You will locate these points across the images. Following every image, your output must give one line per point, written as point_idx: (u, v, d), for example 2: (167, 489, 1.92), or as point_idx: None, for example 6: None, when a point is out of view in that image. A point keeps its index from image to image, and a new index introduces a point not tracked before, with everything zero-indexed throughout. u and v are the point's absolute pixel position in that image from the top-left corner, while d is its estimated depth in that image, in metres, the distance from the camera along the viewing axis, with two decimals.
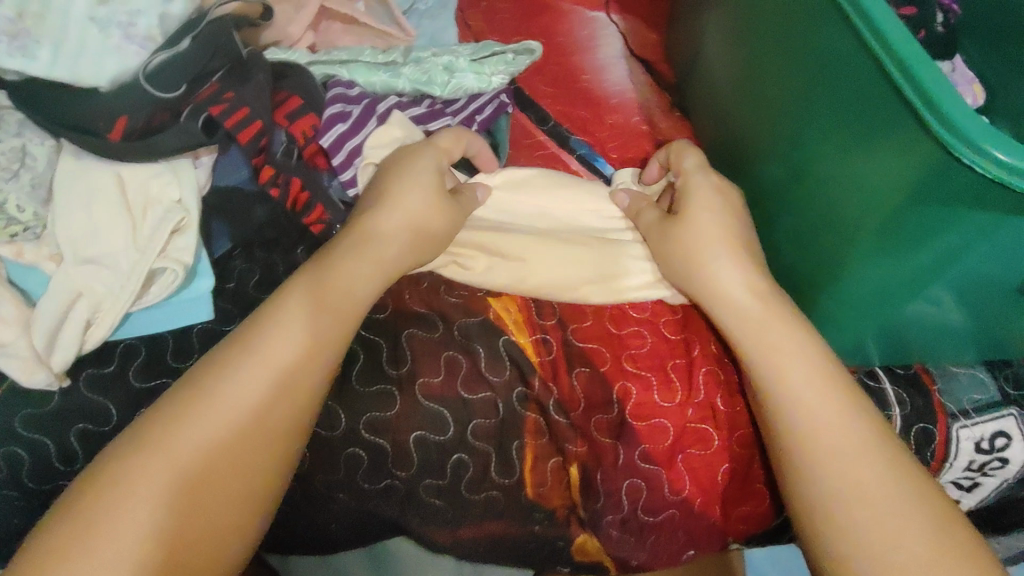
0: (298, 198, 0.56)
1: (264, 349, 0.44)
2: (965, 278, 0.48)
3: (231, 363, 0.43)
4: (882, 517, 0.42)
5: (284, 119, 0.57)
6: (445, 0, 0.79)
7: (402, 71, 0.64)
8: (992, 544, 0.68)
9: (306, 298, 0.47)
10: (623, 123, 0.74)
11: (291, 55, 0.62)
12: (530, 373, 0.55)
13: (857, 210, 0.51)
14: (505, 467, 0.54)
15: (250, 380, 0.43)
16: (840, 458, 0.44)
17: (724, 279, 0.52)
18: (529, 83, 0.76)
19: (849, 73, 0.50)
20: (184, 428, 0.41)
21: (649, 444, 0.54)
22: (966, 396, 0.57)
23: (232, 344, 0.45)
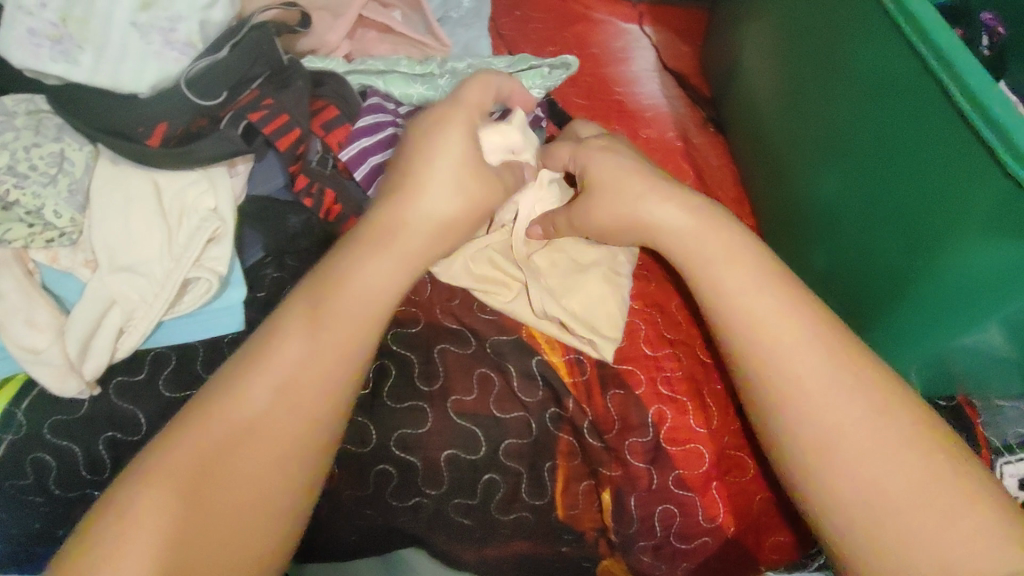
0: (331, 208, 0.55)
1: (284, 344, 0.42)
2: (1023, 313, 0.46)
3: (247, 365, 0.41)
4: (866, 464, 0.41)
5: (321, 129, 0.56)
6: (480, 9, 0.78)
7: (438, 82, 0.63)
8: None
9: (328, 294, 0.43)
10: (657, 137, 0.73)
11: (328, 64, 0.62)
12: (565, 395, 0.54)
13: (910, 232, 0.50)
14: (537, 489, 0.53)
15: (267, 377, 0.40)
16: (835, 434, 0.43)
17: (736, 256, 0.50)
18: (562, 95, 0.75)
19: (908, 97, 0.49)
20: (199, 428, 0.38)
21: (685, 468, 0.53)
22: (1012, 430, 0.55)
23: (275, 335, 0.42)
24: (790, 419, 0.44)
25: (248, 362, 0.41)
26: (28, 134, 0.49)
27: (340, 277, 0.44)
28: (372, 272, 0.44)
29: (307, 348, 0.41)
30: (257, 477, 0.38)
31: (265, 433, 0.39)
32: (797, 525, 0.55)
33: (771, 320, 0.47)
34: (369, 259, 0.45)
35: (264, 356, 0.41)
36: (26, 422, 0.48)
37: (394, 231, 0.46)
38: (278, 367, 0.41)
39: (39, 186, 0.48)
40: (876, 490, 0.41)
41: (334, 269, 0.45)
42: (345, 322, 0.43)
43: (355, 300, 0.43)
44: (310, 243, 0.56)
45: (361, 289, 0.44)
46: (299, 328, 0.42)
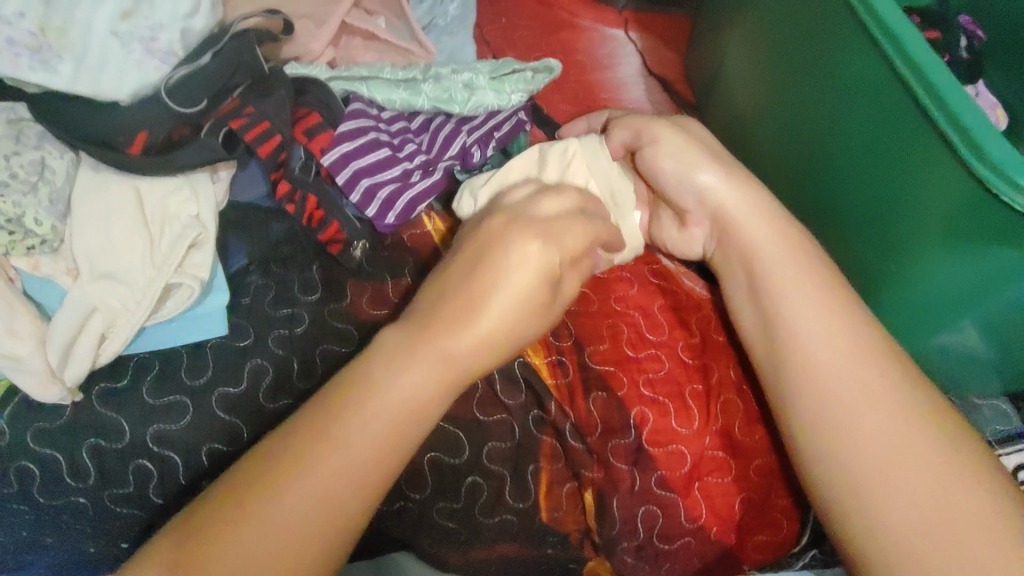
0: (314, 215, 0.55)
1: (308, 453, 0.38)
2: (995, 313, 0.47)
3: (266, 470, 0.37)
4: (891, 467, 0.42)
5: (303, 136, 0.56)
6: (464, 16, 0.79)
7: (421, 88, 0.65)
8: None
9: (370, 397, 0.40)
10: None
11: (311, 71, 0.62)
12: (547, 398, 0.54)
13: (892, 235, 0.50)
14: (520, 491, 0.53)
15: (292, 496, 0.37)
16: (870, 436, 0.43)
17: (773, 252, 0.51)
18: (547, 101, 0.76)
19: (885, 97, 0.49)
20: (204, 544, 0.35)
21: (666, 470, 0.53)
22: (990, 427, 0.55)
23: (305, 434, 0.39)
24: (818, 412, 0.46)
25: (284, 442, 0.38)
26: (9, 143, 0.49)
27: (412, 361, 0.41)
28: (411, 377, 0.41)
29: (348, 442, 0.38)
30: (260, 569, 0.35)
31: (283, 519, 0.36)
32: (777, 524, 0.55)
33: (820, 317, 0.48)
34: (414, 357, 0.41)
35: (307, 437, 0.38)
36: (8, 430, 0.48)
37: (461, 329, 0.42)
38: (314, 455, 0.38)
39: (19, 194, 0.48)
40: (907, 497, 0.41)
41: (408, 348, 0.41)
42: (386, 420, 0.39)
43: (393, 407, 0.40)
44: (294, 250, 0.57)
45: (401, 398, 0.40)
46: (347, 416, 0.39)
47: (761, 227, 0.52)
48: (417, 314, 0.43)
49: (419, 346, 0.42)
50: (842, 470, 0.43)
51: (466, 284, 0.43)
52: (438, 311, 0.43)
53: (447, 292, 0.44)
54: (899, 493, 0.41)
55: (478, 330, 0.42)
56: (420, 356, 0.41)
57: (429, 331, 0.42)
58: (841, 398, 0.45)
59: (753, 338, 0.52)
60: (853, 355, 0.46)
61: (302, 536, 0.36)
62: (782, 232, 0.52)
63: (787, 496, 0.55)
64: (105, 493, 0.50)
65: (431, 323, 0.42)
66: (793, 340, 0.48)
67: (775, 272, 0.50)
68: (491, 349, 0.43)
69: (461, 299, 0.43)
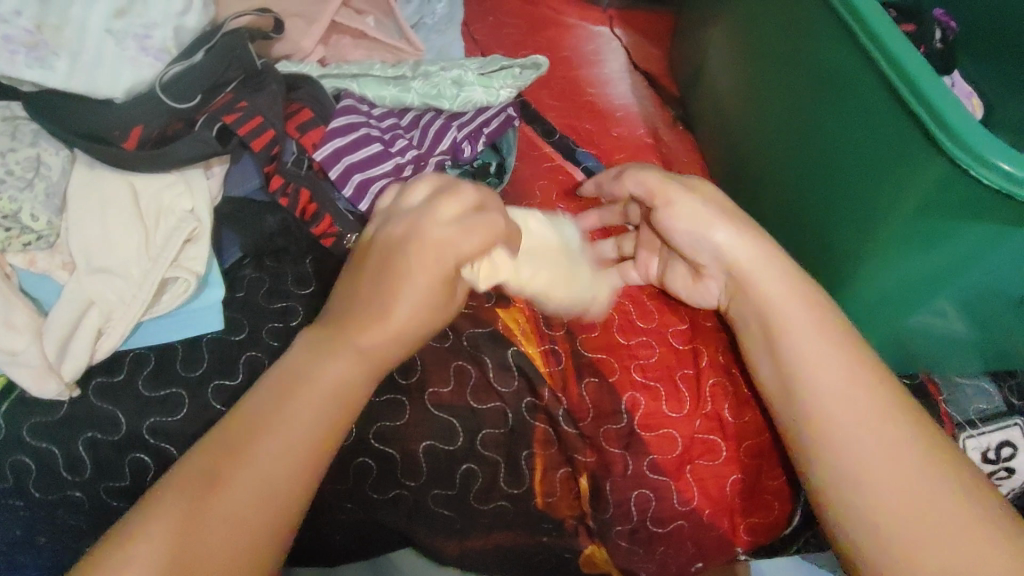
0: (307, 208, 0.56)
1: (245, 422, 0.40)
2: (971, 289, 0.49)
3: (220, 443, 0.39)
4: (893, 499, 0.43)
5: (295, 130, 0.57)
6: (452, 16, 0.81)
7: (411, 85, 0.66)
8: None
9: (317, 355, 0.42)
10: (628, 135, 0.75)
11: (302, 68, 0.63)
12: (540, 384, 0.55)
13: (876, 241, 0.51)
14: (515, 476, 0.54)
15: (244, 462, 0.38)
16: (874, 468, 0.44)
17: (769, 280, 0.51)
18: (535, 97, 0.78)
19: (870, 115, 0.50)
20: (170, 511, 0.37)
21: (658, 454, 0.54)
22: (972, 406, 0.56)
23: (250, 407, 0.40)
24: (821, 444, 0.46)
25: (214, 447, 0.39)
26: (4, 139, 0.50)
27: (316, 364, 0.41)
28: (326, 375, 0.41)
29: (287, 413, 0.40)
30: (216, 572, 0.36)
31: (231, 521, 0.37)
32: (770, 505, 0.56)
33: (822, 345, 0.48)
34: (325, 361, 0.41)
35: (250, 412, 0.40)
36: (4, 425, 0.49)
37: (370, 331, 0.42)
38: (244, 457, 0.39)
39: (15, 190, 0.48)
40: (906, 527, 0.42)
41: (315, 351, 0.42)
42: (316, 405, 0.40)
43: (308, 405, 0.40)
44: (287, 242, 0.57)
45: (317, 392, 0.41)
46: (265, 416, 0.40)
47: (775, 277, 0.51)
48: (327, 320, 0.44)
49: (315, 343, 0.42)
50: (867, 517, 0.43)
51: (366, 288, 0.43)
52: (353, 314, 0.43)
53: (358, 289, 0.43)
54: (889, 514, 0.43)
55: (378, 334, 0.43)
56: (335, 355, 0.42)
57: (340, 334, 0.42)
58: (844, 431, 0.46)
59: (769, 385, 0.51)
60: (853, 388, 0.47)
61: (248, 537, 0.37)
62: (762, 239, 0.53)
63: (778, 478, 0.56)
64: (102, 487, 0.50)
65: (338, 325, 0.43)
66: (818, 400, 0.47)
67: (769, 293, 0.51)
68: (399, 344, 0.44)
69: (370, 298, 0.43)
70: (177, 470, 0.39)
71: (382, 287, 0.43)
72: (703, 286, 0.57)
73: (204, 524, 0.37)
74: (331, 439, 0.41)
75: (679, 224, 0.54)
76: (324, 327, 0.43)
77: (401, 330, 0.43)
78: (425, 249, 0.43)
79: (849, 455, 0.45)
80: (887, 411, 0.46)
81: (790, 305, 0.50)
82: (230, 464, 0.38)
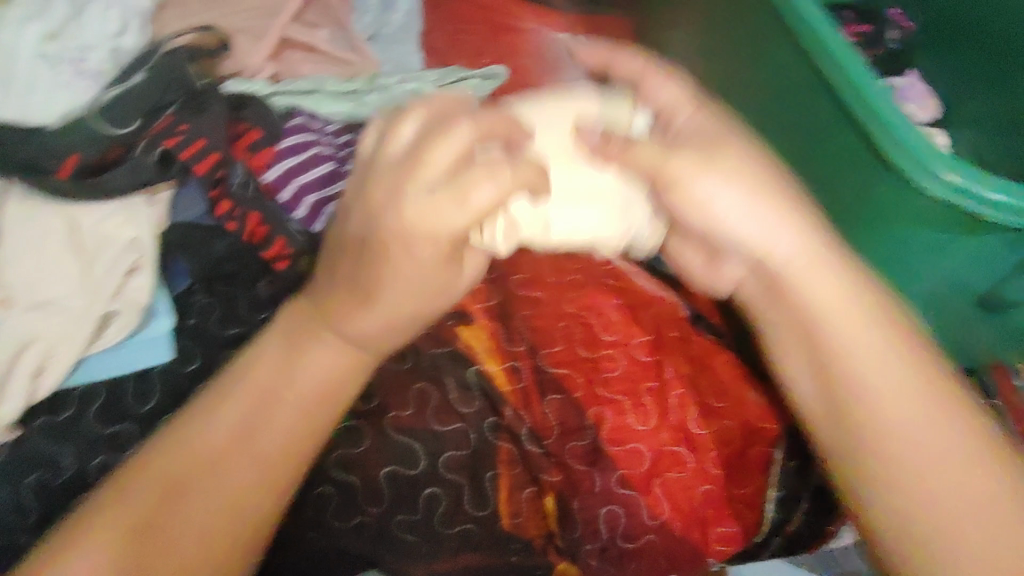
0: (255, 232, 0.54)
1: (234, 399, 0.42)
2: None
3: (208, 414, 0.42)
4: (944, 473, 0.42)
5: (243, 153, 0.56)
6: (410, 26, 0.80)
7: (366, 100, 0.65)
8: None
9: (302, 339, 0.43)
10: None
11: (251, 86, 0.61)
12: (501, 404, 0.54)
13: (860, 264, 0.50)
14: (480, 498, 0.53)
15: (229, 435, 0.41)
16: (916, 440, 0.43)
17: (795, 257, 0.47)
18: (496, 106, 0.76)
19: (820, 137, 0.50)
20: (158, 469, 0.40)
21: (625, 468, 0.53)
22: None
23: (237, 380, 0.42)
24: (864, 428, 0.44)
25: (210, 411, 0.42)
26: None
27: (316, 362, 0.43)
28: (313, 373, 0.43)
29: (276, 395, 0.42)
30: (184, 547, 0.38)
31: (204, 499, 0.40)
32: (740, 515, 0.55)
33: (854, 321, 0.46)
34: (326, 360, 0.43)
35: (231, 394, 0.42)
36: None
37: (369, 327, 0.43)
38: (222, 429, 0.41)
39: None
40: (952, 504, 0.41)
41: (306, 338, 0.43)
42: (305, 390, 0.43)
43: (297, 392, 0.42)
44: (238, 268, 0.55)
45: (306, 388, 0.43)
46: (268, 393, 0.42)
47: (821, 282, 0.46)
48: (326, 301, 0.43)
49: (295, 336, 0.44)
50: (907, 503, 0.42)
51: (364, 262, 0.41)
52: (349, 289, 0.42)
53: (346, 278, 0.42)
54: (939, 490, 0.42)
55: (362, 326, 0.43)
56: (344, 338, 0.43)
57: (323, 328, 0.43)
58: (880, 408, 0.44)
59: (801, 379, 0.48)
60: (890, 361, 0.45)
61: (216, 514, 0.40)
62: (819, 235, 0.48)
63: (748, 488, 0.55)
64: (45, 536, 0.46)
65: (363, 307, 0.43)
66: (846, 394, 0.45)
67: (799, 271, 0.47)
68: (401, 333, 0.45)
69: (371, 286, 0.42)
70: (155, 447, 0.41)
71: (371, 275, 0.42)
72: (724, 273, 0.52)
73: (189, 486, 0.40)
74: (311, 433, 0.43)
75: (727, 204, 0.48)
76: (310, 306, 0.44)
77: (390, 322, 0.43)
78: (418, 231, 0.40)
79: (891, 437, 0.43)
80: (925, 381, 0.44)
81: (819, 281, 0.47)
82: (217, 437, 0.41)
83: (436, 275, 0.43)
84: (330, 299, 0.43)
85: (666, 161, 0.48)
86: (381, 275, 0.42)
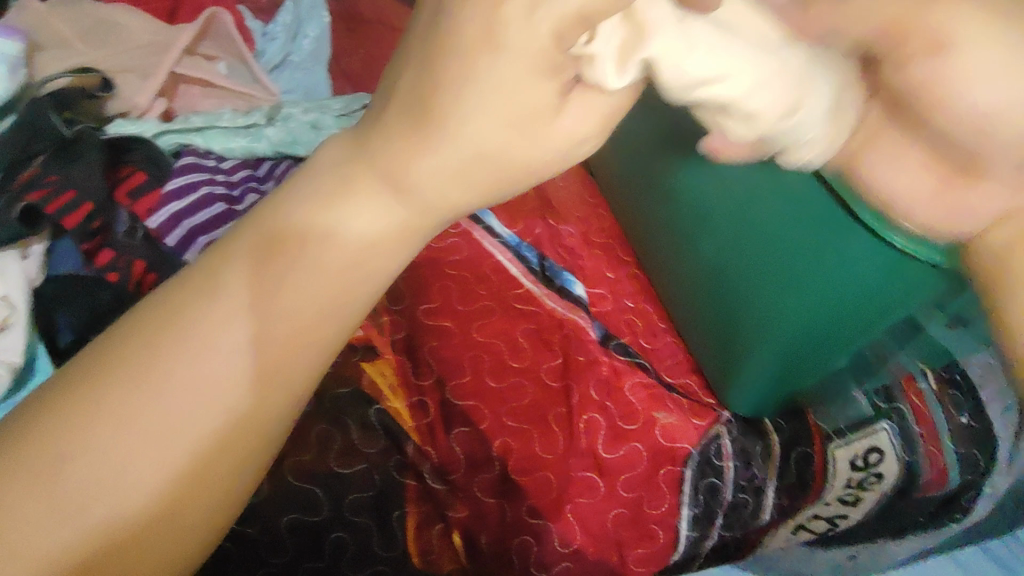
0: (144, 278, 0.51)
1: (197, 337, 0.27)
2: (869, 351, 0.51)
3: (155, 360, 0.26)
4: None
5: (126, 198, 0.55)
6: (318, 53, 0.80)
7: (264, 134, 0.63)
8: (893, 547, 0.67)
9: (273, 265, 0.28)
10: None
11: (138, 127, 0.59)
12: (405, 441, 0.53)
13: (852, 320, 0.47)
14: (388, 539, 0.50)
15: (201, 380, 0.27)
16: None
17: None
18: None
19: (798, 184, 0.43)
20: (72, 434, 0.25)
21: (535, 497, 0.53)
22: (841, 415, 0.57)
23: (167, 312, 0.27)
24: None
25: (191, 315, 0.27)
26: None
27: (501, 97, 0.28)
28: (325, 261, 0.28)
29: (282, 309, 0.28)
30: (94, 478, 0.25)
31: (120, 436, 0.25)
32: (654, 536, 0.55)
33: None
34: (365, 209, 0.29)
35: (185, 312, 0.27)
36: None
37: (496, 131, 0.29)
38: (211, 347, 0.27)
39: None
40: None
41: (335, 180, 0.29)
42: (324, 312, 0.28)
43: (523, 156, 0.30)
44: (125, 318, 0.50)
45: (509, 155, 0.30)
46: (304, 335, 0.28)
47: None
48: (264, 239, 0.29)
49: (373, 170, 0.29)
50: None
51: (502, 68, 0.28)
52: (480, 90, 0.28)
53: (479, 125, 0.29)
54: None
55: (499, 141, 0.29)
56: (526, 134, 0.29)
57: (469, 164, 0.29)
58: None
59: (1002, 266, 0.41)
60: None
61: (159, 468, 0.26)
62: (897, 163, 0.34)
63: (661, 507, 0.54)
64: None
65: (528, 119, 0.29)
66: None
67: None
68: (375, 296, 0.30)
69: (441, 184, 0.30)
70: (158, 300, 0.28)
71: (492, 112, 0.28)
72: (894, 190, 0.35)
73: (149, 466, 0.26)
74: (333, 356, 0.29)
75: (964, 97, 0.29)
76: (356, 137, 0.30)
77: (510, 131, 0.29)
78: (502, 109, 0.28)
79: None
80: None
81: None
82: (171, 389, 0.26)
83: (513, 132, 0.29)
84: (424, 109, 0.29)
85: (924, 7, 0.28)
86: (474, 101, 0.28)
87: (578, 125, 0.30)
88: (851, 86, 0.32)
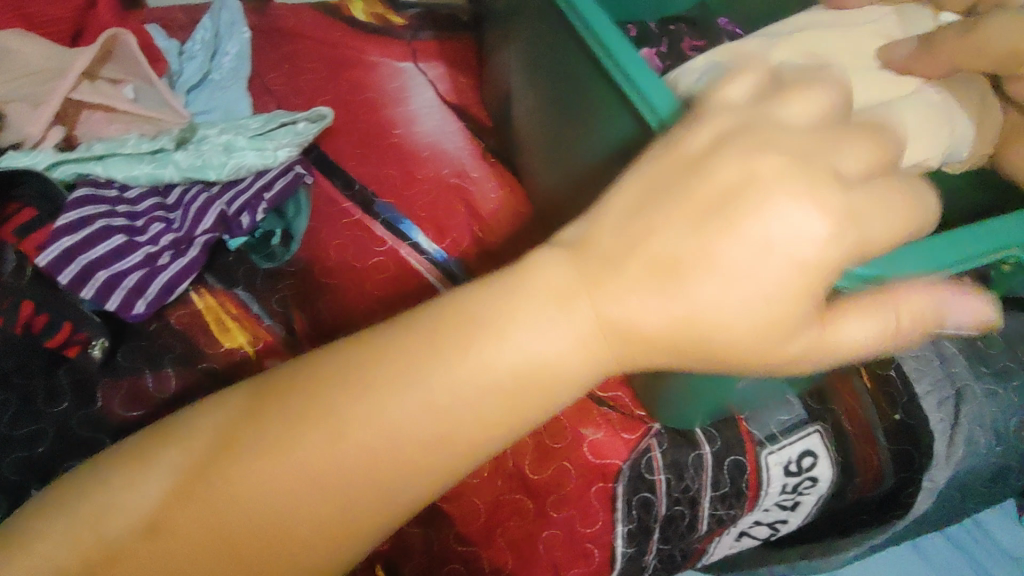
0: (34, 320, 0.50)
1: (341, 420, 0.29)
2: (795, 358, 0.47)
3: (277, 408, 0.30)
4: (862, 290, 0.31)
5: (12, 235, 0.52)
6: (239, 70, 0.77)
7: (172, 159, 0.61)
8: (848, 550, 0.65)
9: (401, 379, 0.30)
10: (431, 175, 0.71)
11: (31, 158, 0.55)
12: None
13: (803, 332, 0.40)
14: None
15: (310, 462, 0.29)
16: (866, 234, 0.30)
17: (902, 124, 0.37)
18: (334, 147, 0.73)
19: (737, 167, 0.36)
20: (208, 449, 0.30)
21: (461, 522, 0.51)
22: (774, 420, 0.55)
23: (315, 386, 0.30)
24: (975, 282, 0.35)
25: (318, 391, 0.30)
26: None
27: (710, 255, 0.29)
28: (470, 379, 0.30)
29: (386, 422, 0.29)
30: (164, 483, 0.29)
31: (282, 455, 0.29)
32: (589, 554, 0.51)
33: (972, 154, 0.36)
34: (552, 326, 0.30)
35: (363, 354, 0.31)
36: None
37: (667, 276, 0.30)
38: (338, 418, 0.29)
39: None
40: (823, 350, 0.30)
41: (504, 298, 0.31)
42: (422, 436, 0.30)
43: (743, 270, 0.29)
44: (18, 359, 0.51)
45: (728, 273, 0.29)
46: (403, 454, 0.29)
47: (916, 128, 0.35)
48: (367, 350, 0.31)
49: (560, 296, 0.31)
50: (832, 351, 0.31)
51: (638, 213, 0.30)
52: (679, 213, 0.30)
53: (715, 239, 0.29)
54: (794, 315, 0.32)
55: (700, 261, 0.29)
56: (693, 291, 0.29)
57: (662, 301, 0.29)
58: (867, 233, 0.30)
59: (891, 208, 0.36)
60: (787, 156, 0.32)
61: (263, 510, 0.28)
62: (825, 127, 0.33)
63: (595, 523, 0.51)
64: None
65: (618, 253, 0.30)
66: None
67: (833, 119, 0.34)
68: (543, 391, 0.31)
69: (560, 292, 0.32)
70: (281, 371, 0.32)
71: (637, 225, 0.31)
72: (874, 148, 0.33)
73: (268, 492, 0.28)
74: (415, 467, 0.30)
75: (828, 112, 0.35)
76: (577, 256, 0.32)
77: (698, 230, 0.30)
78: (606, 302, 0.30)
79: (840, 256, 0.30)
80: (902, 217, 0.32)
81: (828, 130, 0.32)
82: (300, 455, 0.29)
83: (680, 298, 0.29)
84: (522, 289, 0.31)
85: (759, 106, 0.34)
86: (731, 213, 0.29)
87: (750, 242, 0.29)
88: (844, 126, 0.33)
